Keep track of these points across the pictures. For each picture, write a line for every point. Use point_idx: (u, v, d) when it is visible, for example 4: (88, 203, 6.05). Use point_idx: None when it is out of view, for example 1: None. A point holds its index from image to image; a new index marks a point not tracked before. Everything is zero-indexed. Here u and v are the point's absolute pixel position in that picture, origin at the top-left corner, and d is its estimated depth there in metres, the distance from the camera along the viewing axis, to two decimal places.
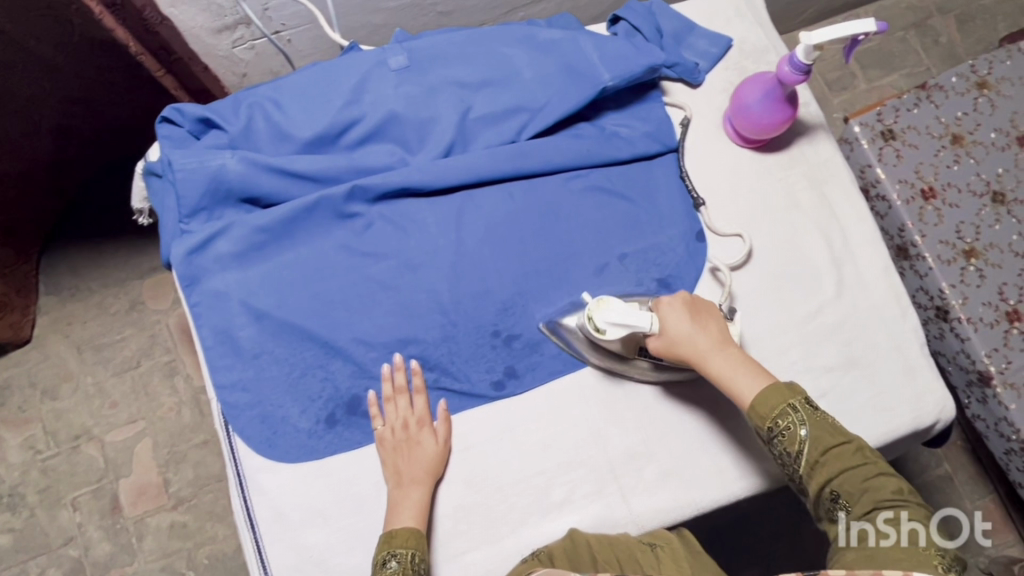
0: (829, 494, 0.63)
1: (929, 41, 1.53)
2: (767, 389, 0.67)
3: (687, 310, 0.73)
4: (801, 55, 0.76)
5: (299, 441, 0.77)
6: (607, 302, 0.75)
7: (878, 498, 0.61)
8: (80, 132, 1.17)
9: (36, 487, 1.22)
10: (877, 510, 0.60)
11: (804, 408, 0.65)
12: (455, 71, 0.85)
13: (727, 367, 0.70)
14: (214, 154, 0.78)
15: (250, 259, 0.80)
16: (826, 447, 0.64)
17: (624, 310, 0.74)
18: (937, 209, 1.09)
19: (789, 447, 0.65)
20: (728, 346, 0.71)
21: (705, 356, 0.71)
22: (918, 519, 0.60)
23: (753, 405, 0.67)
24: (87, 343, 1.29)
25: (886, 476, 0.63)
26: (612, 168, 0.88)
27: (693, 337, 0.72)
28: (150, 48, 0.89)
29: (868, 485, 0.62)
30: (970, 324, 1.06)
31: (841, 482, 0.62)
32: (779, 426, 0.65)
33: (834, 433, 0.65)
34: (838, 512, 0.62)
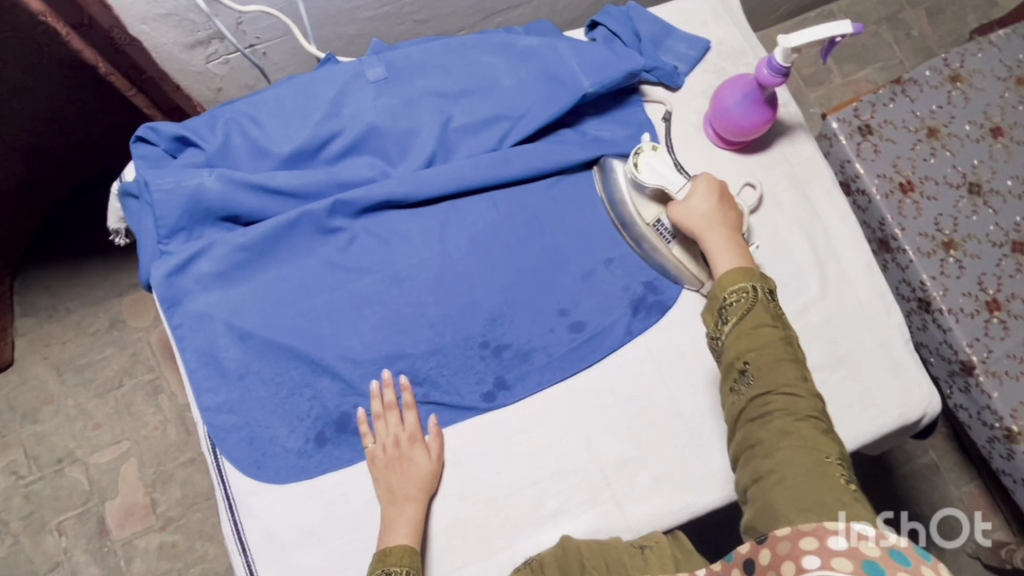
0: (741, 367, 0.69)
1: (902, 34, 1.55)
2: (738, 269, 0.73)
3: (717, 191, 0.77)
4: (779, 58, 0.76)
5: (289, 462, 0.76)
6: (659, 150, 0.80)
7: (780, 382, 0.66)
8: (53, 151, 1.15)
9: (19, 513, 1.20)
10: (775, 393, 0.66)
11: (761, 292, 0.71)
12: (434, 82, 0.85)
13: (719, 243, 0.75)
14: (191, 173, 0.77)
15: (232, 278, 0.78)
16: (760, 325, 0.69)
17: (665, 167, 0.79)
18: (915, 201, 1.10)
19: (731, 316, 0.71)
20: (734, 233, 0.76)
21: (705, 230, 0.76)
22: (812, 411, 0.65)
23: (720, 276, 0.73)
24: (67, 364, 1.26)
25: (796, 365, 0.68)
26: (597, 173, 0.88)
27: (708, 211, 0.76)
28: (120, 67, 0.89)
29: (781, 369, 0.67)
30: (952, 315, 1.07)
31: (755, 357, 0.68)
32: (730, 299, 0.71)
33: (773, 319, 0.70)
34: (744, 384, 0.68)
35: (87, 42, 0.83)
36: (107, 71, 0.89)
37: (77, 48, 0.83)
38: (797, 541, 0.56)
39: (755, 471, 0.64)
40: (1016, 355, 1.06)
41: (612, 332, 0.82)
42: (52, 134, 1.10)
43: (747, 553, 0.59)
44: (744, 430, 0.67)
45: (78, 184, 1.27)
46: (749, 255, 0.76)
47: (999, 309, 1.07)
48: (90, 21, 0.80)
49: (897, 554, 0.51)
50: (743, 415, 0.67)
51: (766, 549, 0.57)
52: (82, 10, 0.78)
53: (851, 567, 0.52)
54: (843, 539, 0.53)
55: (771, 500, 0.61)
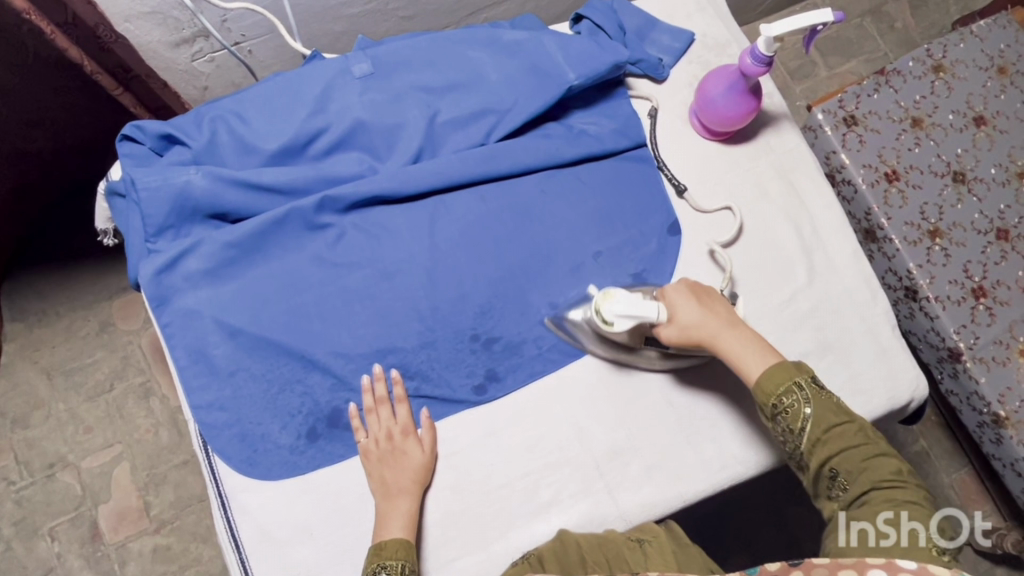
0: (829, 472, 0.65)
1: (885, 26, 1.56)
2: (772, 367, 0.69)
3: (694, 295, 0.76)
4: (762, 47, 0.77)
5: (281, 458, 0.76)
6: (613, 295, 0.73)
7: (876, 478, 0.63)
8: (41, 155, 1.14)
9: (11, 520, 1.19)
10: (874, 490, 0.63)
11: (809, 386, 0.67)
12: (420, 77, 0.85)
13: (738, 345, 0.72)
14: (178, 171, 0.77)
15: (221, 276, 0.78)
16: (830, 426, 0.66)
17: (632, 304, 0.73)
18: (901, 191, 1.11)
19: (791, 423, 0.67)
20: (738, 327, 0.73)
21: (716, 337, 0.73)
22: (913, 497, 0.63)
23: (759, 382, 0.69)
24: (57, 369, 1.26)
25: (885, 456, 0.65)
26: (583, 166, 0.88)
27: (700, 319, 0.74)
28: (106, 67, 0.88)
29: (868, 465, 0.64)
30: (938, 302, 1.08)
31: (841, 461, 0.64)
32: (783, 404, 0.67)
33: (841, 413, 0.67)
34: (838, 490, 0.65)
35: (73, 40, 0.82)
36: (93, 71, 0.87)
37: (62, 47, 0.82)
38: (837, 571, 0.57)
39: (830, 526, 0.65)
40: (1002, 341, 1.07)
41: None
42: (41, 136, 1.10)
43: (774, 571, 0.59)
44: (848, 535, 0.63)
45: (66, 187, 1.27)
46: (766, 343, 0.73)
47: (985, 295, 1.09)
48: (74, 18, 0.79)
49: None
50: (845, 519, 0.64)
51: (800, 573, 0.58)
52: (66, 6, 0.77)
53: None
54: (882, 571, 0.55)
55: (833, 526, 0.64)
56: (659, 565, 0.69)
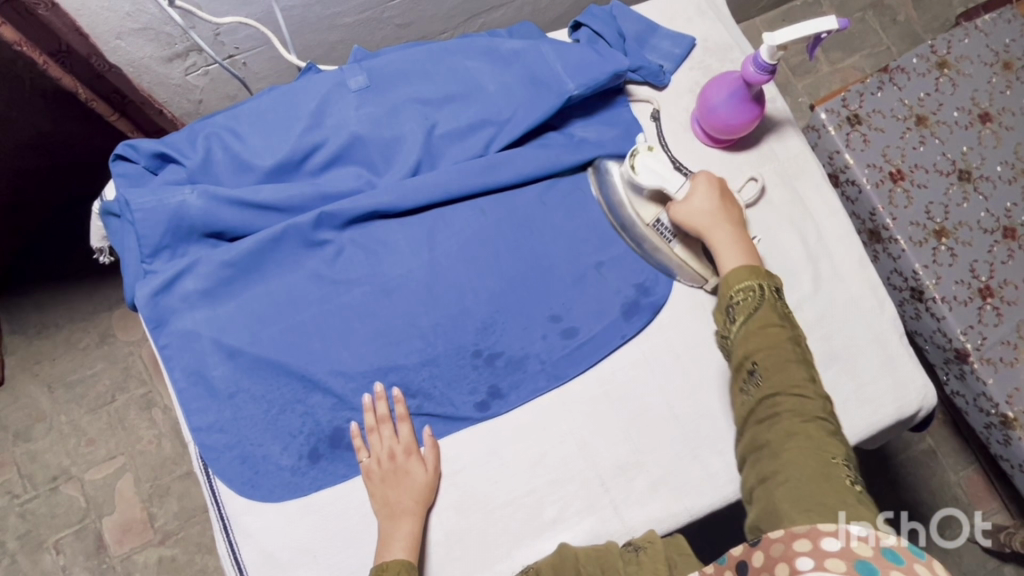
0: (749, 367, 0.67)
1: (888, 20, 1.54)
2: (743, 267, 0.72)
3: (714, 189, 0.78)
4: (764, 55, 0.75)
5: (282, 479, 0.75)
6: (653, 151, 0.79)
7: (789, 383, 0.64)
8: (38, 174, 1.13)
9: (16, 533, 1.19)
10: (783, 394, 0.64)
11: (768, 291, 0.70)
12: (418, 89, 0.84)
13: (726, 241, 0.75)
14: (173, 191, 0.76)
15: (218, 296, 0.77)
16: (769, 324, 0.67)
17: (662, 166, 0.78)
18: (906, 190, 1.10)
19: (738, 314, 0.69)
20: (737, 230, 0.76)
21: (709, 228, 0.76)
22: (821, 412, 0.63)
23: (726, 276, 0.72)
24: (58, 381, 1.25)
25: (804, 365, 0.66)
26: (584, 176, 0.87)
27: (709, 210, 0.76)
28: (102, 94, 0.90)
29: (789, 368, 0.65)
30: (945, 303, 1.07)
31: (763, 356, 0.66)
32: (737, 297, 0.70)
33: (781, 318, 0.68)
34: (752, 385, 0.66)
35: (65, 69, 0.82)
36: (89, 98, 0.89)
37: (55, 76, 0.82)
38: (791, 543, 0.54)
39: (760, 473, 0.63)
40: (1010, 341, 1.06)
41: (606, 335, 0.82)
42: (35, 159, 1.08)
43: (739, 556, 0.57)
44: (753, 432, 0.65)
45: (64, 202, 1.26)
46: (754, 252, 0.76)
47: (992, 296, 1.07)
48: (67, 48, 0.79)
49: (891, 553, 0.50)
50: (752, 416, 0.66)
51: (760, 553, 0.56)
52: (59, 36, 0.77)
53: (845, 568, 0.50)
54: (836, 539, 0.52)
55: (773, 500, 0.59)
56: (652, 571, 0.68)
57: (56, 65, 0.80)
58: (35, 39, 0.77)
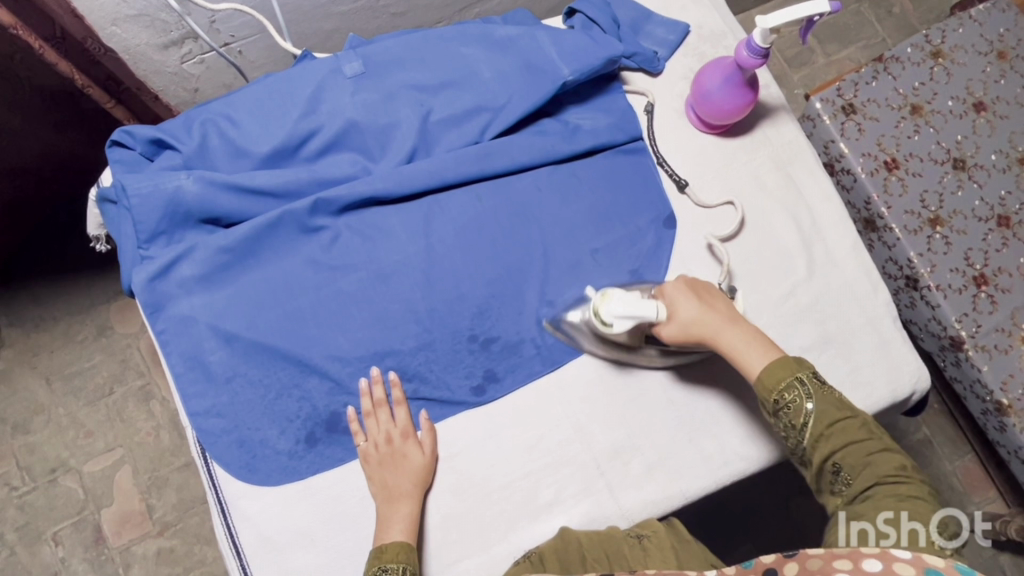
0: (832, 467, 0.64)
1: (883, 12, 1.54)
2: (775, 363, 0.68)
3: (692, 289, 0.75)
4: (758, 39, 0.75)
5: (280, 463, 0.75)
6: (611, 295, 0.73)
7: (879, 474, 0.62)
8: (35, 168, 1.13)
9: (14, 525, 1.19)
10: (876, 486, 0.62)
11: (810, 381, 0.66)
12: (413, 75, 0.84)
13: (738, 340, 0.70)
14: (169, 176, 0.76)
15: (215, 281, 0.78)
16: (833, 420, 0.64)
17: (630, 302, 0.71)
18: (901, 179, 1.10)
19: (794, 419, 0.65)
20: (735, 320, 0.73)
21: (716, 334, 0.71)
22: (916, 492, 0.61)
23: (760, 378, 0.67)
24: (56, 374, 1.25)
25: (887, 451, 0.63)
26: (578, 162, 0.87)
27: (698, 318, 0.72)
28: (97, 80, 0.87)
29: (871, 460, 0.63)
30: (939, 291, 1.07)
31: (844, 456, 0.63)
32: (785, 400, 0.66)
33: (842, 408, 0.65)
34: (841, 484, 0.63)
35: (62, 55, 0.80)
36: (85, 85, 0.87)
37: (51, 62, 0.80)
38: (830, 561, 0.54)
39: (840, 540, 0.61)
40: (1004, 328, 1.07)
41: None
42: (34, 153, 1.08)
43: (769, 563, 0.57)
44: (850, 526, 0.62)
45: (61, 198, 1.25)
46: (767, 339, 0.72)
47: (987, 283, 1.08)
48: (62, 32, 0.78)
49: (934, 574, 0.50)
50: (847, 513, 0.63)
51: (794, 563, 0.56)
52: (52, 18, 0.75)
53: None
54: (878, 560, 0.52)
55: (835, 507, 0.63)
56: (660, 562, 0.69)
57: (52, 51, 0.78)
58: (29, 22, 0.74)
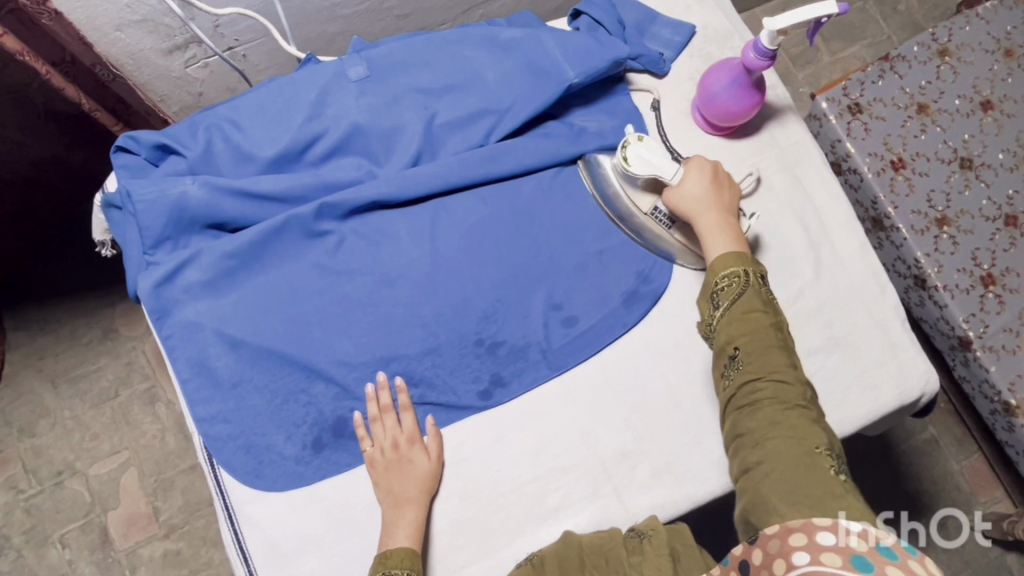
0: (732, 352, 0.71)
1: (889, 9, 1.54)
2: (729, 252, 0.74)
3: (712, 176, 0.76)
4: (764, 41, 0.75)
5: (286, 469, 0.75)
6: (647, 140, 0.77)
7: (771, 370, 0.68)
8: (46, 181, 1.13)
9: (21, 528, 1.19)
10: (764, 380, 0.68)
11: (754, 277, 0.72)
12: (417, 78, 0.84)
13: (712, 225, 0.75)
14: (174, 182, 0.76)
15: (221, 286, 0.77)
16: (751, 310, 0.71)
17: (654, 156, 0.77)
18: (907, 178, 1.10)
19: (723, 300, 0.73)
20: (727, 215, 0.76)
21: (695, 216, 0.75)
22: (803, 400, 0.66)
23: (711, 260, 0.74)
24: (62, 377, 1.25)
25: (785, 352, 0.69)
26: (584, 165, 0.87)
27: (701, 196, 0.75)
28: (105, 105, 0.96)
29: (769, 353, 0.69)
30: (947, 291, 1.07)
31: (746, 342, 0.70)
32: (722, 283, 0.72)
33: (764, 306, 0.71)
34: (733, 369, 0.70)
35: (70, 79, 0.88)
36: (92, 108, 0.95)
37: (61, 86, 0.88)
38: (786, 538, 0.57)
39: (746, 462, 0.66)
40: (1013, 329, 1.06)
41: (607, 323, 0.82)
42: (43, 164, 1.08)
43: (741, 556, 0.60)
44: (735, 419, 0.69)
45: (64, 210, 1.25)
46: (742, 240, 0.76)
47: (995, 283, 1.07)
48: (71, 58, 0.85)
49: (885, 549, 0.52)
50: (733, 399, 0.70)
51: (757, 550, 0.59)
52: (62, 48, 0.82)
53: (840, 562, 0.52)
54: (831, 535, 0.55)
55: (761, 493, 0.62)
56: (655, 567, 0.68)
57: (60, 75, 0.86)
58: (40, 51, 0.81)
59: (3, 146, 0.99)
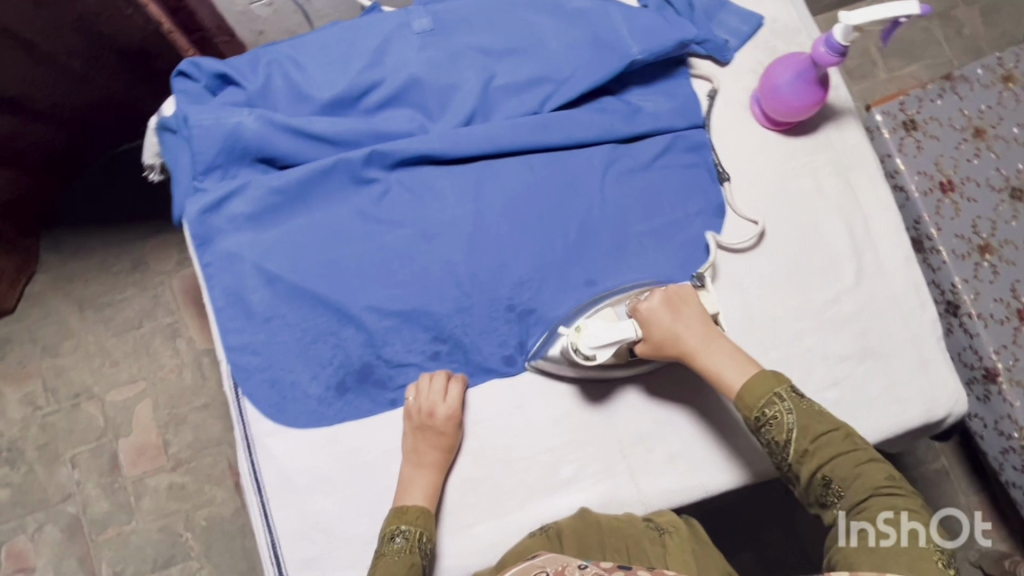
0: (822, 480, 0.65)
1: (953, 32, 1.50)
2: (752, 379, 0.68)
3: (669, 302, 0.73)
4: (838, 36, 0.74)
5: (308, 407, 0.76)
6: (584, 328, 0.72)
7: (869, 485, 0.63)
8: (99, 117, 1.15)
9: (35, 443, 1.22)
10: (872, 498, 0.63)
11: (790, 396, 0.67)
12: (480, 38, 0.84)
13: (720, 355, 0.71)
14: (231, 112, 0.77)
15: (265, 221, 0.78)
16: (815, 434, 0.66)
17: (603, 330, 0.72)
18: (954, 202, 1.08)
19: (776, 434, 0.67)
20: (718, 333, 0.72)
21: (698, 351, 0.71)
22: (909, 505, 0.63)
23: (739, 395, 0.68)
24: (89, 302, 1.27)
25: (874, 462, 0.65)
26: (636, 144, 0.86)
27: (675, 328, 0.72)
28: (180, 26, 0.97)
29: (861, 471, 0.64)
30: (980, 319, 1.05)
31: (831, 467, 0.65)
32: (766, 415, 0.67)
33: (824, 421, 0.67)
34: (832, 497, 0.65)
35: None
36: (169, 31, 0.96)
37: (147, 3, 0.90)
38: None
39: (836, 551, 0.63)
40: None
41: None
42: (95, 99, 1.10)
43: None
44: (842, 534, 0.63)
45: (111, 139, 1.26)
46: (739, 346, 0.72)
47: None
48: None
49: None
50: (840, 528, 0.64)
51: None
52: None
53: None
54: None
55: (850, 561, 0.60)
56: (679, 562, 0.69)
57: None
58: None
59: (69, 80, 1.02)
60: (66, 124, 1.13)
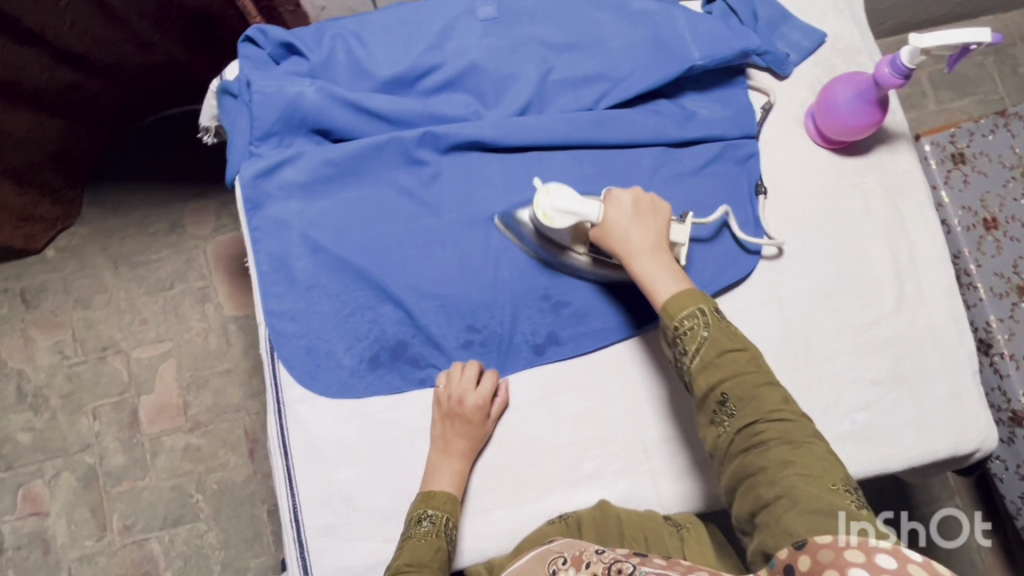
0: (719, 398, 0.62)
1: (1008, 70, 1.48)
2: (678, 292, 0.67)
3: (643, 206, 0.73)
4: (904, 57, 0.73)
5: (340, 377, 0.77)
6: (554, 189, 0.74)
7: (764, 409, 0.60)
8: (154, 78, 1.17)
9: (60, 392, 1.25)
10: (762, 420, 0.60)
11: (710, 314, 0.65)
12: (542, 31, 0.84)
13: (652, 266, 0.69)
14: (293, 81, 0.78)
15: (314, 191, 0.79)
16: (724, 350, 0.63)
17: (568, 199, 0.73)
18: (997, 240, 1.06)
19: (687, 346, 0.64)
20: (661, 246, 0.71)
21: (639, 254, 0.70)
22: (806, 433, 0.60)
23: (663, 305, 0.66)
24: (124, 259, 1.30)
25: (773, 386, 0.62)
26: (686, 149, 0.86)
27: (627, 229, 0.71)
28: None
29: (758, 394, 0.61)
30: (1012, 360, 1.03)
31: (731, 384, 0.62)
32: (683, 325, 0.64)
33: (732, 340, 0.64)
34: (726, 416, 0.62)
35: None
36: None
37: None
38: (842, 551, 0.49)
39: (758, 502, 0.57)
40: None
41: None
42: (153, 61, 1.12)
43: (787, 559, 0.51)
44: (744, 471, 0.59)
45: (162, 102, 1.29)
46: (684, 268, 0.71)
47: None
48: None
49: None
50: (732, 452, 0.61)
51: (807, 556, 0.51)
52: None
53: None
54: (893, 558, 0.48)
55: (788, 525, 0.54)
56: (696, 553, 0.70)
57: None
58: None
59: (132, 41, 1.05)
60: (122, 83, 1.15)
